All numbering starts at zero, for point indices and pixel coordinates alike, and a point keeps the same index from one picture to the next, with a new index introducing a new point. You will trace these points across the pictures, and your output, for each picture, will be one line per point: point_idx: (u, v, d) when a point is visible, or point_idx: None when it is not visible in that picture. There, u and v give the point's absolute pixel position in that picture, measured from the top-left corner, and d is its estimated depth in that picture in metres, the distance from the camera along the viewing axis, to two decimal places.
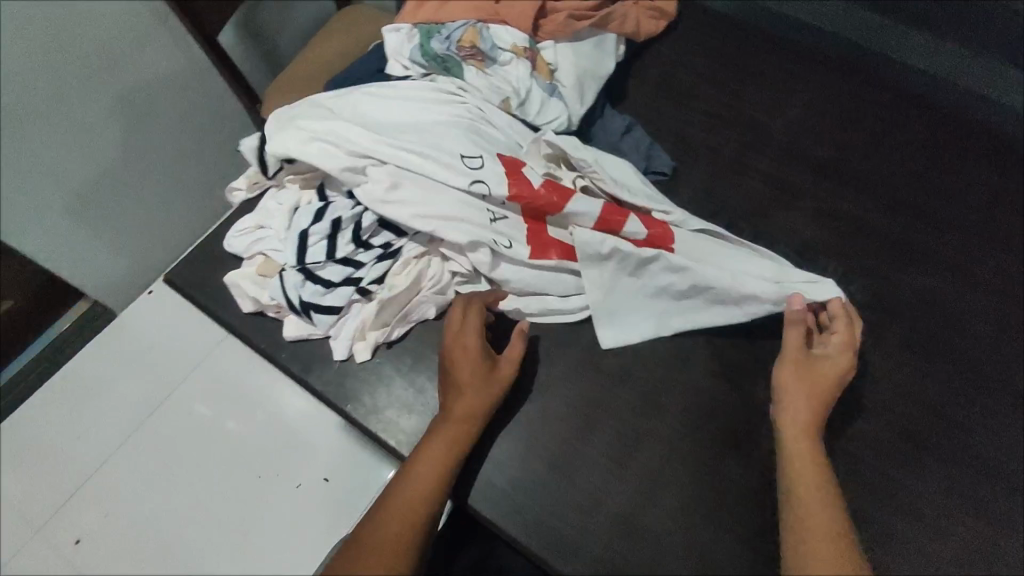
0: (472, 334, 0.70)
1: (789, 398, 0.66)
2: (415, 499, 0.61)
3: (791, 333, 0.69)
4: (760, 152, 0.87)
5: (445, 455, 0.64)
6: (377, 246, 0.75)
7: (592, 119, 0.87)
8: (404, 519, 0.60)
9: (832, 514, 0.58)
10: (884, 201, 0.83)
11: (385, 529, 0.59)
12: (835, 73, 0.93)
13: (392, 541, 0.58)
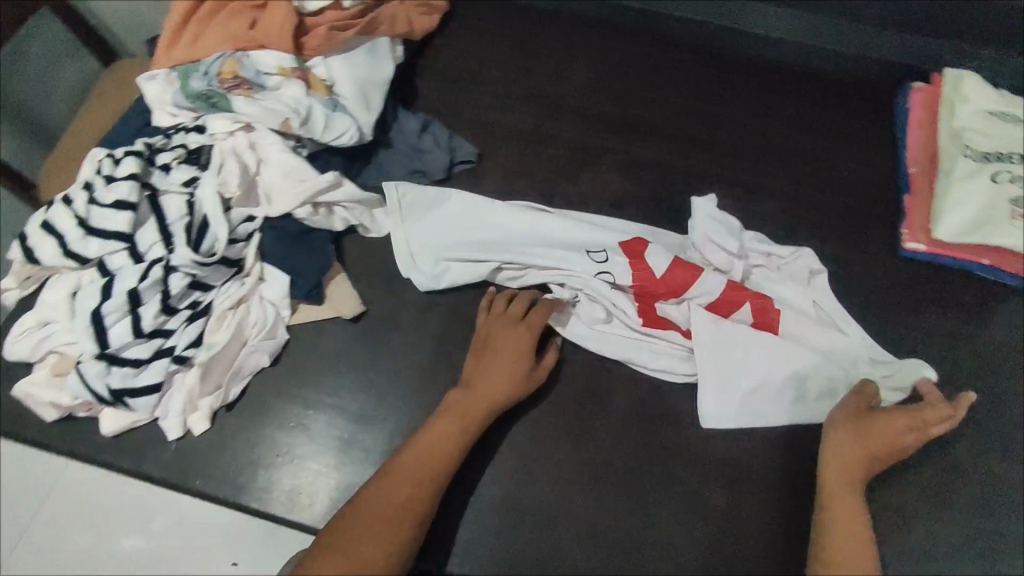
0: (511, 323, 0.72)
1: (844, 438, 0.65)
2: (413, 484, 0.63)
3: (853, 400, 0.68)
4: (555, 118, 0.90)
5: (457, 435, 0.66)
6: (185, 309, 0.69)
7: (387, 126, 0.87)
8: (393, 506, 0.61)
9: (867, 563, 0.59)
10: (675, 136, 0.89)
11: (374, 518, 0.60)
12: (605, 27, 0.97)
13: (377, 528, 0.59)
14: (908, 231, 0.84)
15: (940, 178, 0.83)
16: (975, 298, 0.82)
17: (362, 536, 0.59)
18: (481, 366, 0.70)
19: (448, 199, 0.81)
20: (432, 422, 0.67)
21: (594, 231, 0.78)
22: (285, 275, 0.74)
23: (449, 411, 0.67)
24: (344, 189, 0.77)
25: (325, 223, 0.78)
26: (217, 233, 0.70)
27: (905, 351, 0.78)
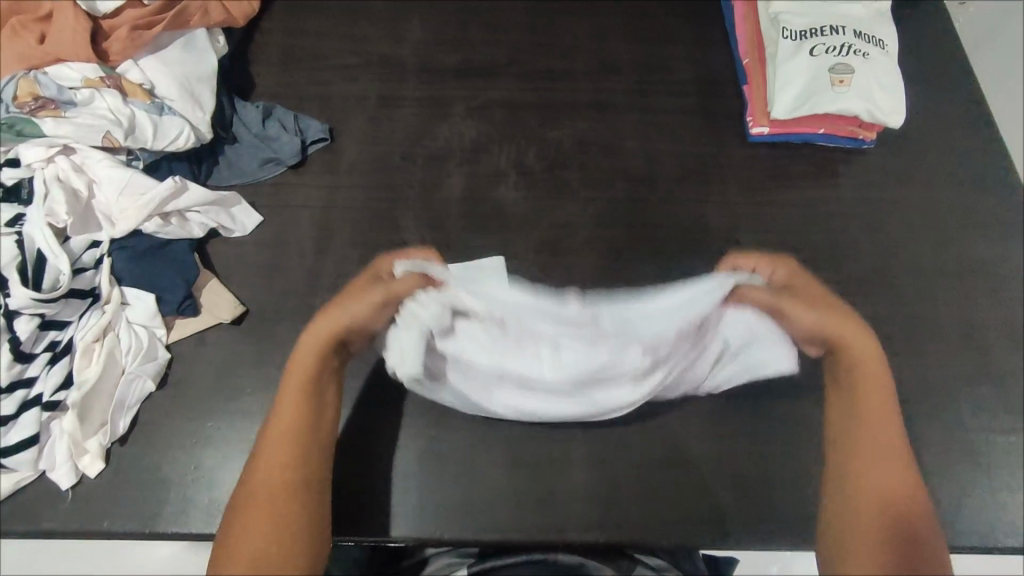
0: (359, 292, 0.68)
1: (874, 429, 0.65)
2: (282, 460, 0.61)
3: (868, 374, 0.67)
4: (400, 81, 0.91)
5: (309, 398, 0.64)
6: (42, 353, 0.66)
7: (227, 119, 0.83)
8: (278, 486, 0.59)
9: (897, 499, 0.61)
10: (517, 76, 0.92)
11: (263, 507, 0.58)
12: None
13: (267, 507, 0.58)
14: (752, 116, 0.88)
15: (769, 64, 0.88)
16: (821, 164, 0.88)
17: (256, 530, 0.57)
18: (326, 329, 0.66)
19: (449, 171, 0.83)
20: (283, 397, 0.64)
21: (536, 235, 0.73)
22: (149, 293, 0.70)
23: (298, 369, 0.65)
24: (190, 192, 0.74)
25: (180, 231, 0.75)
26: (57, 265, 0.67)
27: (770, 225, 0.83)
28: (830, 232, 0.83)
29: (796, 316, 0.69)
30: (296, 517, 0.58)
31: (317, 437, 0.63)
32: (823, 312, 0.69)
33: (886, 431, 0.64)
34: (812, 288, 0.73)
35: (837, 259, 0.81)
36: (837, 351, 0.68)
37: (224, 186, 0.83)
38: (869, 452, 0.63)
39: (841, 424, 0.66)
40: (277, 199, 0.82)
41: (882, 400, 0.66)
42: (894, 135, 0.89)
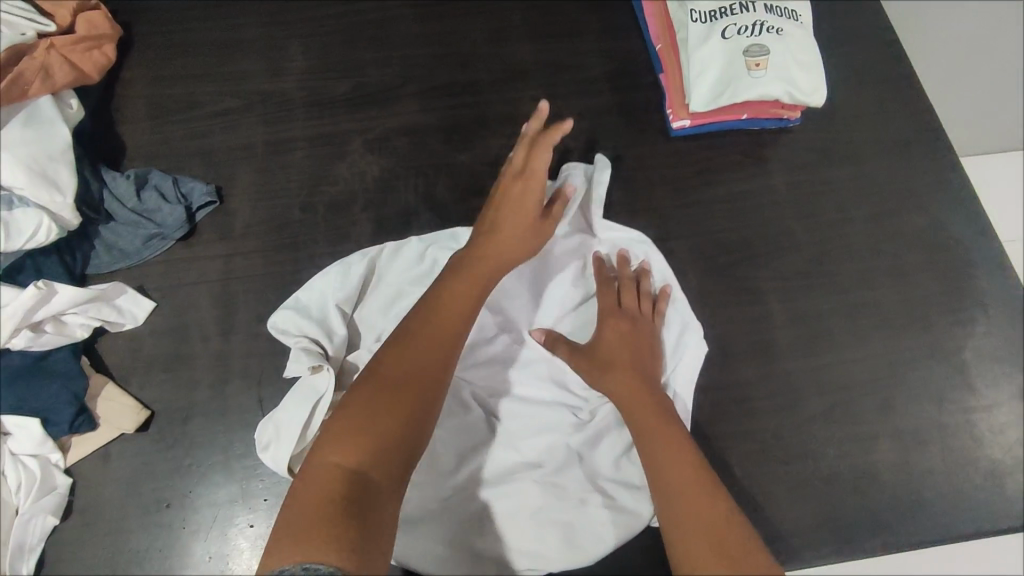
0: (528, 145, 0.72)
1: (625, 375, 0.66)
2: (426, 359, 0.57)
3: (627, 405, 0.65)
4: (289, 121, 0.82)
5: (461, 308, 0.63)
6: None
7: (95, 196, 0.74)
8: (405, 376, 0.56)
9: (715, 500, 0.56)
10: (417, 98, 0.85)
11: (379, 393, 0.54)
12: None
13: (373, 433, 0.51)
14: (672, 111, 0.83)
15: (682, 50, 0.83)
16: (747, 152, 0.84)
17: (375, 404, 0.53)
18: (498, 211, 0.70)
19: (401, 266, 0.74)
20: (446, 293, 0.63)
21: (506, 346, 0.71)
22: (32, 418, 0.63)
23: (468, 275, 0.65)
24: (60, 295, 0.65)
25: (59, 338, 0.66)
26: None
27: (702, 228, 0.79)
28: (764, 226, 0.80)
29: (600, 369, 0.67)
30: (416, 413, 0.54)
31: (454, 345, 0.60)
32: (607, 374, 0.67)
33: (664, 422, 0.62)
34: (642, 336, 0.70)
35: (773, 254, 0.78)
36: (630, 409, 0.64)
37: (107, 273, 0.75)
38: (683, 474, 0.57)
39: (658, 451, 0.60)
40: (168, 279, 0.74)
41: (667, 435, 0.61)
42: (817, 111, 0.85)
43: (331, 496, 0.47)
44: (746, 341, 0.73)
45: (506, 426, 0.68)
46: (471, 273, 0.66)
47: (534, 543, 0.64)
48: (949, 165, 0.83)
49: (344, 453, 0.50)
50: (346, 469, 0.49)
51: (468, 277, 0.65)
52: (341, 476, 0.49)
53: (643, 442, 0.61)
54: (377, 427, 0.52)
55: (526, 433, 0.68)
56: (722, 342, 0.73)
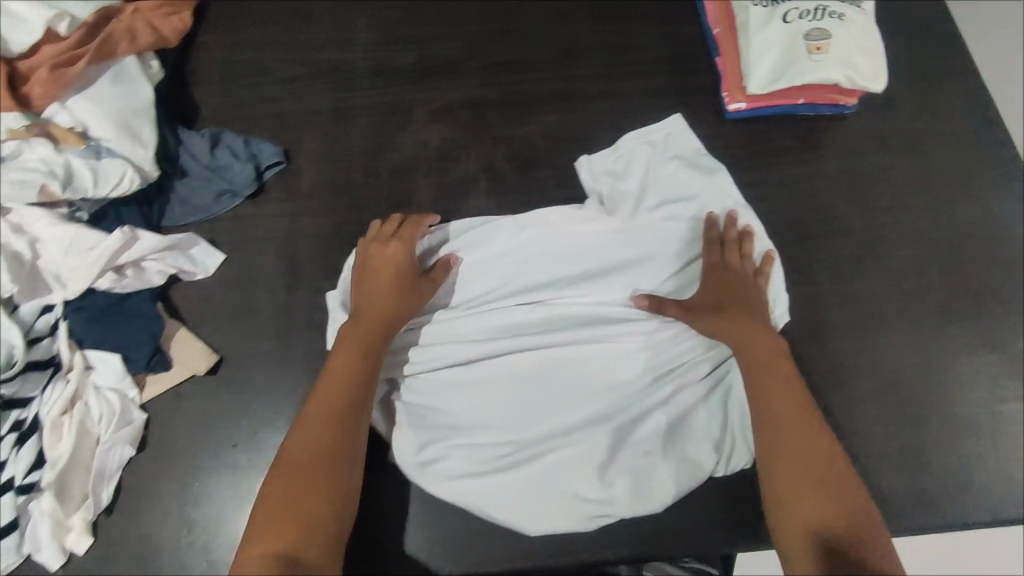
0: (383, 247, 0.72)
1: (739, 320, 0.67)
2: (321, 435, 0.60)
3: (744, 348, 0.65)
4: (355, 89, 0.85)
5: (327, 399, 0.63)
6: (9, 433, 0.63)
7: (171, 152, 0.78)
8: (313, 455, 0.60)
9: (827, 451, 0.58)
10: (478, 71, 0.87)
11: (291, 480, 0.58)
12: None
13: (290, 530, 0.56)
14: (727, 93, 0.84)
15: (741, 32, 0.84)
16: (802, 136, 0.84)
17: (288, 497, 0.57)
18: (364, 291, 0.69)
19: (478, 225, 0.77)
20: (334, 368, 0.65)
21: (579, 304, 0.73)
22: (115, 354, 0.67)
23: (354, 343, 0.66)
24: (143, 241, 0.69)
25: (139, 283, 0.70)
26: (8, 340, 0.63)
27: (754, 209, 0.80)
28: (817, 209, 0.81)
29: (714, 312, 0.68)
30: (328, 486, 0.58)
31: (365, 398, 0.64)
32: (722, 314, 0.68)
33: (781, 369, 0.63)
34: (748, 285, 0.71)
35: (825, 237, 0.79)
36: (746, 351, 0.65)
37: (182, 226, 0.78)
38: (794, 424, 0.60)
39: (774, 397, 0.62)
40: (238, 233, 0.77)
41: (782, 386, 0.62)
42: (874, 98, 0.86)
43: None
44: (795, 320, 0.75)
45: (576, 380, 0.70)
46: (348, 348, 0.66)
47: (603, 492, 0.65)
48: (1007, 157, 0.83)
49: (271, 543, 0.55)
50: (277, 555, 0.54)
51: (342, 356, 0.65)
52: (273, 563, 0.54)
53: (757, 387, 0.63)
54: (297, 515, 0.57)
55: (592, 388, 0.70)
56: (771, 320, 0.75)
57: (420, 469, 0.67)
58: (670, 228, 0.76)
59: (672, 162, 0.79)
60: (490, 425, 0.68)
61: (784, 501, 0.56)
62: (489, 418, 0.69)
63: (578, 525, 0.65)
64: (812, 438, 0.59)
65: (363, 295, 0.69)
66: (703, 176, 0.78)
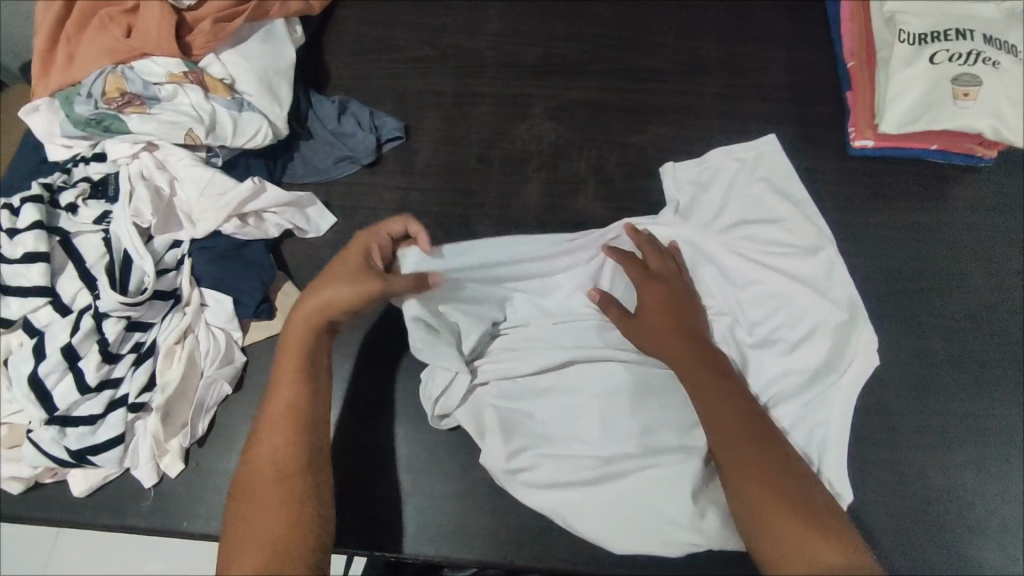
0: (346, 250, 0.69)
1: (675, 338, 0.67)
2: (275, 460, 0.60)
3: (686, 365, 0.65)
4: (477, 77, 0.87)
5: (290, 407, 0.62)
6: (128, 353, 0.66)
7: (302, 113, 0.81)
8: (272, 467, 0.60)
9: (776, 458, 0.59)
10: (600, 75, 0.87)
11: (259, 492, 0.59)
12: None
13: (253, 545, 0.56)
14: (854, 129, 0.82)
15: (881, 67, 0.81)
16: (929, 183, 0.81)
17: (251, 513, 0.58)
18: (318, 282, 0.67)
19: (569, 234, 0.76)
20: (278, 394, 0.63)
21: None
22: (227, 296, 0.70)
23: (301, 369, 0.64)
24: (269, 194, 0.72)
25: (257, 232, 0.74)
26: (142, 267, 0.67)
27: (869, 250, 0.77)
28: (936, 262, 0.77)
29: (649, 331, 0.68)
30: (295, 500, 0.59)
31: (315, 417, 0.63)
32: (655, 332, 0.68)
33: (710, 383, 0.64)
34: (680, 298, 0.71)
35: (940, 292, 0.75)
36: (683, 366, 0.65)
37: (299, 184, 0.81)
38: (741, 432, 0.60)
39: (715, 414, 0.61)
40: (350, 199, 0.80)
41: (718, 393, 0.62)
42: (1013, 155, 0.81)
43: None
44: (896, 372, 0.71)
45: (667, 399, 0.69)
46: (298, 337, 0.64)
47: (697, 522, 0.63)
48: None
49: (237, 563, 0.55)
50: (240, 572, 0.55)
51: (293, 343, 0.64)
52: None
53: (699, 402, 0.63)
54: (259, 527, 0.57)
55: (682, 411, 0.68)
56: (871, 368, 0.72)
57: (507, 472, 0.67)
58: (761, 249, 0.74)
59: (760, 183, 0.77)
60: (573, 434, 0.69)
61: (750, 515, 0.56)
62: (574, 426, 0.69)
63: (670, 550, 0.64)
64: (765, 450, 0.59)
65: (314, 283, 0.67)
66: (792, 202, 0.76)
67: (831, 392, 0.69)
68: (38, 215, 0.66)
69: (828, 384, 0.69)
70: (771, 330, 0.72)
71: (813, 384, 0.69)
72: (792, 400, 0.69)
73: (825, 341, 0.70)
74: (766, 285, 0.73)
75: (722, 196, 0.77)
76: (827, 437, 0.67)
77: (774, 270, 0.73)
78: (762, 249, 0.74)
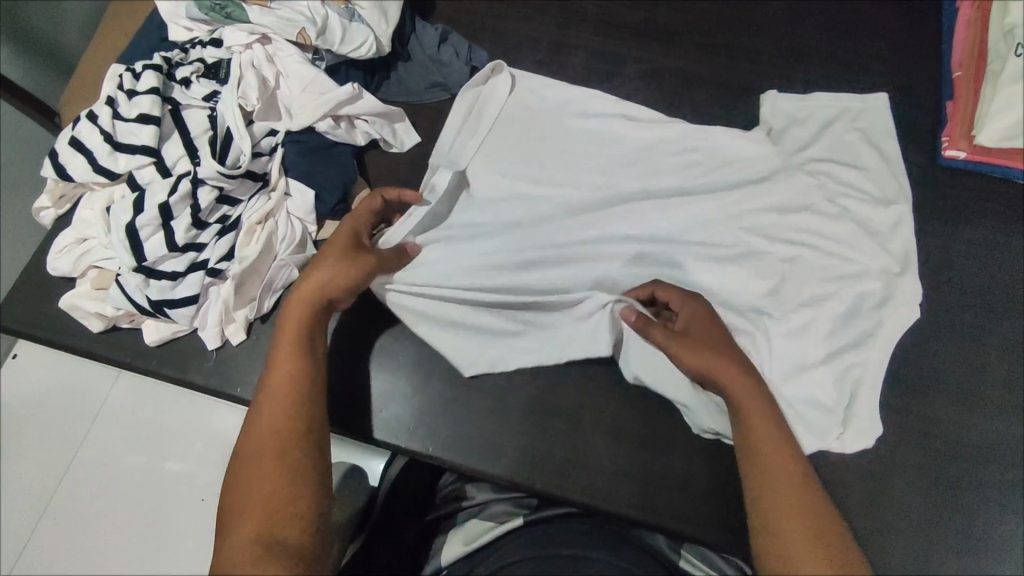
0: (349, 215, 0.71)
1: (714, 354, 0.63)
2: (275, 419, 0.58)
3: (724, 360, 0.63)
4: (577, 29, 0.88)
5: (297, 355, 0.61)
6: (214, 223, 0.70)
7: (404, 35, 0.84)
8: (283, 423, 0.57)
9: (810, 493, 0.56)
10: (699, 47, 0.88)
11: (265, 448, 0.56)
12: None
13: (266, 487, 0.54)
14: (949, 138, 0.80)
15: (987, 81, 0.80)
16: (1016, 207, 0.79)
17: (260, 466, 0.55)
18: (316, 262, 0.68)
19: (674, 160, 0.79)
20: (278, 353, 0.61)
21: (772, 226, 0.76)
22: (309, 189, 0.73)
23: (303, 314, 0.63)
24: (365, 101, 0.76)
25: (347, 137, 0.77)
26: (240, 146, 0.71)
27: (944, 260, 0.77)
28: (1010, 282, 0.76)
29: (702, 332, 0.65)
30: (301, 439, 0.57)
31: (315, 371, 0.62)
32: (689, 338, 0.64)
33: (770, 411, 0.61)
34: (716, 335, 0.65)
35: (1009, 313, 0.75)
36: (718, 373, 0.62)
37: (392, 102, 0.85)
38: (776, 456, 0.58)
39: (758, 433, 0.59)
40: (435, 124, 0.84)
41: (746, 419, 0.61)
42: None
43: (255, 551, 0.50)
44: (946, 380, 0.72)
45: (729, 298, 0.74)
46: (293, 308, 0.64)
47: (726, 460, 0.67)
48: None
49: (253, 523, 0.52)
50: (264, 533, 0.51)
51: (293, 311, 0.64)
52: (262, 541, 0.51)
53: (744, 412, 0.61)
54: (263, 482, 0.54)
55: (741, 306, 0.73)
56: (915, 350, 0.74)
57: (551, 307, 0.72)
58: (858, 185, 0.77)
59: (889, 138, 0.80)
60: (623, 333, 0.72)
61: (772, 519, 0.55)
62: None
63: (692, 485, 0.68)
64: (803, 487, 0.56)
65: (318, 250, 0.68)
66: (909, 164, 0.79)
67: (875, 330, 0.72)
68: (156, 83, 0.71)
69: (873, 319, 0.72)
70: (828, 255, 0.75)
71: (854, 321, 0.72)
72: (857, 326, 0.72)
73: (882, 283, 0.73)
74: (833, 216, 0.76)
75: (849, 128, 0.80)
76: (857, 374, 0.71)
77: (871, 214, 0.76)
78: (834, 186, 0.77)
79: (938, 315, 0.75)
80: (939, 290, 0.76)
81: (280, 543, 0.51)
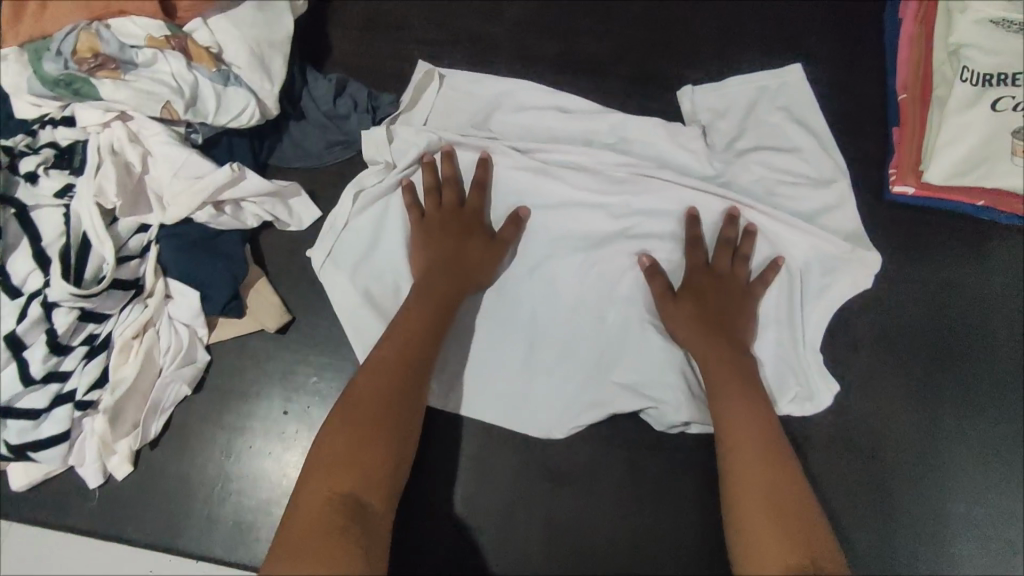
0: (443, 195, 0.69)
1: (733, 303, 0.66)
2: (387, 381, 0.57)
3: (738, 309, 0.67)
4: (490, 69, 0.79)
5: (425, 318, 0.62)
6: (79, 345, 0.61)
7: (293, 89, 0.73)
8: (385, 385, 0.57)
9: (774, 440, 0.58)
10: (625, 80, 0.79)
11: (368, 407, 0.55)
12: None
13: (366, 443, 0.53)
14: (896, 172, 0.75)
15: (934, 108, 0.73)
16: (967, 242, 0.74)
17: (351, 425, 0.54)
18: (426, 238, 0.67)
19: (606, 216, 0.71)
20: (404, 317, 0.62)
21: None
22: (193, 291, 0.64)
23: (419, 294, 0.64)
24: (248, 182, 0.66)
25: (234, 221, 0.67)
26: (102, 253, 0.61)
27: (892, 309, 0.73)
28: (966, 329, 0.73)
29: (726, 281, 0.68)
30: (396, 401, 0.57)
31: (431, 336, 0.62)
32: (726, 287, 0.67)
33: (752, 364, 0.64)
34: (736, 290, 0.68)
35: (962, 364, 0.72)
36: (724, 320, 0.65)
37: (288, 167, 0.75)
38: (742, 410, 0.60)
39: (738, 383, 0.61)
40: (338, 191, 0.75)
41: (743, 383, 0.61)
42: None
43: (333, 511, 0.49)
44: (895, 444, 0.70)
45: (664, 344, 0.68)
46: (433, 281, 0.64)
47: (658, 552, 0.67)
48: None
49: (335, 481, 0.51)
50: (340, 493, 0.50)
51: (425, 283, 0.65)
52: (336, 502, 0.50)
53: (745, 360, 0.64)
54: (354, 442, 0.53)
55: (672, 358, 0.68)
56: (861, 415, 0.71)
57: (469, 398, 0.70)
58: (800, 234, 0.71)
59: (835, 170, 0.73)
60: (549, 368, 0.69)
61: (752, 461, 0.56)
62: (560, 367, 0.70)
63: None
64: (775, 444, 0.58)
65: (427, 242, 0.67)
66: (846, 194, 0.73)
67: (821, 294, 0.71)
68: None
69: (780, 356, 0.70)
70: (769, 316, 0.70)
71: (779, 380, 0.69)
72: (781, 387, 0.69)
73: (841, 247, 0.71)
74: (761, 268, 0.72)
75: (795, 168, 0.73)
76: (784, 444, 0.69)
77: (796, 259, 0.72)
78: (779, 177, 0.73)
79: (887, 374, 0.72)
80: (889, 347, 0.72)
81: (361, 512, 0.50)
